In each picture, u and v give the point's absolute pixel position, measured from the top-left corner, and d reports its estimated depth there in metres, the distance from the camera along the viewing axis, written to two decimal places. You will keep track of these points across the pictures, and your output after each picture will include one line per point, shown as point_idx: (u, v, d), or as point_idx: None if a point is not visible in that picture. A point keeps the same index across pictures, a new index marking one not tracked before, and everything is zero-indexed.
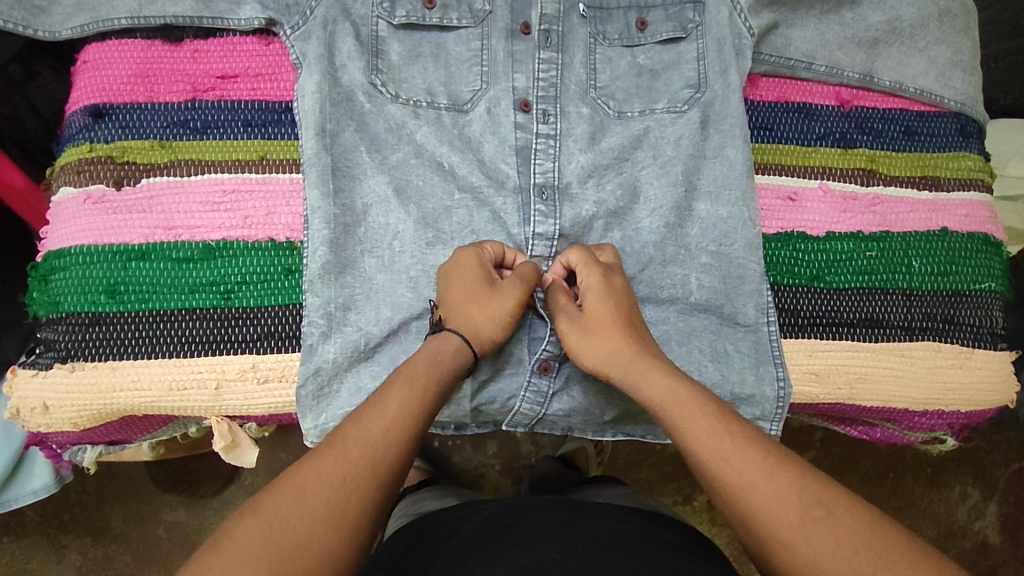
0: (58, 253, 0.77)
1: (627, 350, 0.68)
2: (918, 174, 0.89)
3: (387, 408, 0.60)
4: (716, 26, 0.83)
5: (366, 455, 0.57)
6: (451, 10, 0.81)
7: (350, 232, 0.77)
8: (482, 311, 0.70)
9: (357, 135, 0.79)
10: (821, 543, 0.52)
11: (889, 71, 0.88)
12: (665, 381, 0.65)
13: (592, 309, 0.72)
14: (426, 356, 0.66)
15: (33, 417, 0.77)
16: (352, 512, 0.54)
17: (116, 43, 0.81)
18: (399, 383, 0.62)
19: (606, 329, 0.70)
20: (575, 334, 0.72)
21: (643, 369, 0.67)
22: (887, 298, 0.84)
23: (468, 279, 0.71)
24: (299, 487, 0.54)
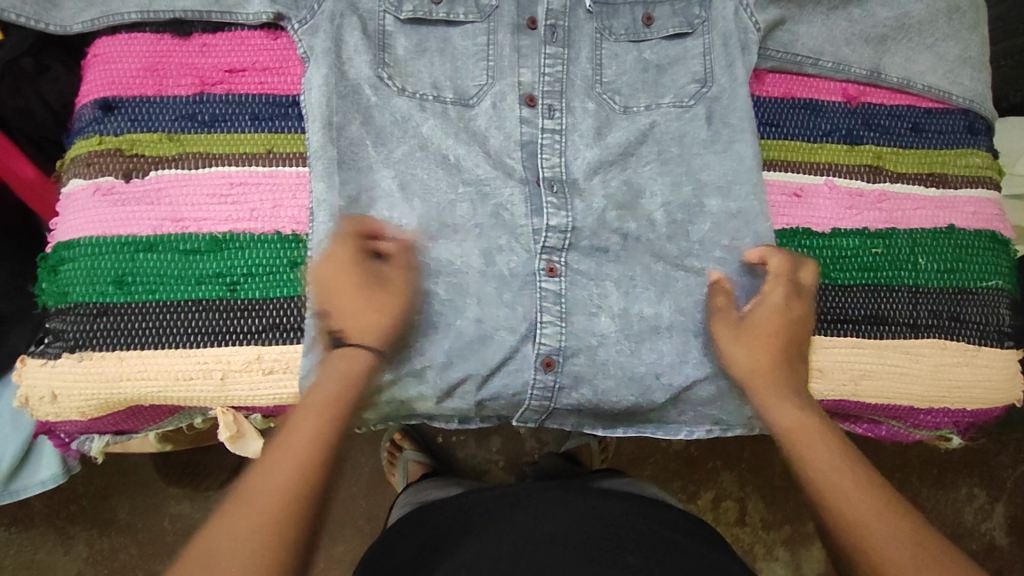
0: (67, 244, 0.78)
1: (772, 379, 0.75)
2: (925, 170, 0.88)
3: (308, 406, 0.68)
4: (722, 21, 0.83)
5: (295, 459, 0.64)
6: (457, 5, 0.82)
7: (354, 224, 0.78)
8: (372, 312, 0.72)
9: (363, 128, 0.79)
10: (891, 531, 0.64)
11: (897, 67, 0.88)
12: (798, 418, 0.72)
13: (750, 327, 0.76)
14: (334, 377, 0.70)
15: (42, 406, 0.78)
16: (292, 506, 0.62)
17: (125, 37, 0.82)
18: (331, 374, 0.70)
19: (766, 342, 0.76)
20: (738, 352, 0.76)
21: (778, 403, 0.73)
22: (893, 294, 0.84)
23: (348, 272, 0.72)
24: (244, 493, 0.63)
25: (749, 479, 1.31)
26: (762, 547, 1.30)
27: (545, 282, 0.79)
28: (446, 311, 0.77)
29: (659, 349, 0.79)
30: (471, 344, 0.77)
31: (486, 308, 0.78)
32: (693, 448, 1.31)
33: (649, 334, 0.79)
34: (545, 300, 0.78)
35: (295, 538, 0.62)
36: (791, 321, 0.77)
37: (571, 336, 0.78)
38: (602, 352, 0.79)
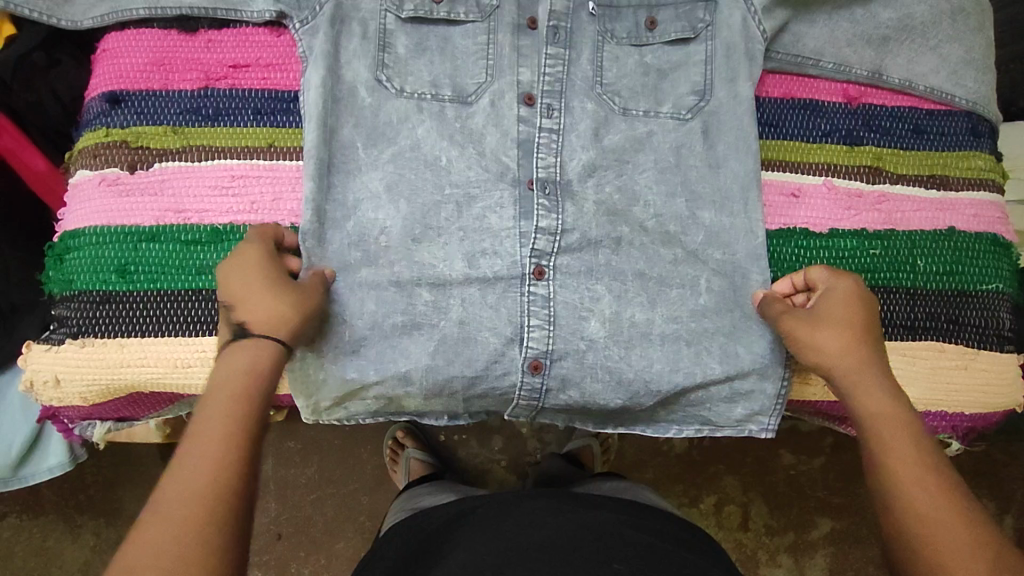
0: (73, 233, 0.80)
1: (862, 363, 0.70)
2: (926, 172, 0.88)
3: (226, 385, 0.64)
4: (726, 28, 0.85)
5: (220, 439, 0.61)
6: (458, 5, 0.83)
7: (338, 226, 0.80)
8: (286, 307, 0.69)
9: (355, 131, 0.81)
10: (943, 517, 0.60)
11: (898, 68, 0.88)
12: (891, 409, 0.67)
13: (828, 316, 0.73)
14: (239, 372, 0.65)
15: (46, 391, 0.80)
16: (221, 485, 0.58)
17: (134, 32, 0.84)
18: (245, 365, 0.65)
19: (843, 327, 0.72)
20: (825, 339, 0.71)
21: (873, 387, 0.69)
22: (891, 297, 0.83)
23: (257, 267, 0.71)
24: (167, 498, 0.57)
25: (752, 484, 1.30)
26: (764, 554, 1.29)
27: (533, 286, 0.80)
28: (431, 312, 0.79)
29: (649, 358, 0.80)
30: (456, 345, 0.79)
31: (471, 309, 0.80)
32: (696, 451, 1.30)
33: (640, 340, 0.81)
34: (531, 303, 0.80)
35: (222, 522, 0.57)
36: (864, 306, 0.74)
37: (559, 339, 0.80)
38: (592, 358, 0.80)
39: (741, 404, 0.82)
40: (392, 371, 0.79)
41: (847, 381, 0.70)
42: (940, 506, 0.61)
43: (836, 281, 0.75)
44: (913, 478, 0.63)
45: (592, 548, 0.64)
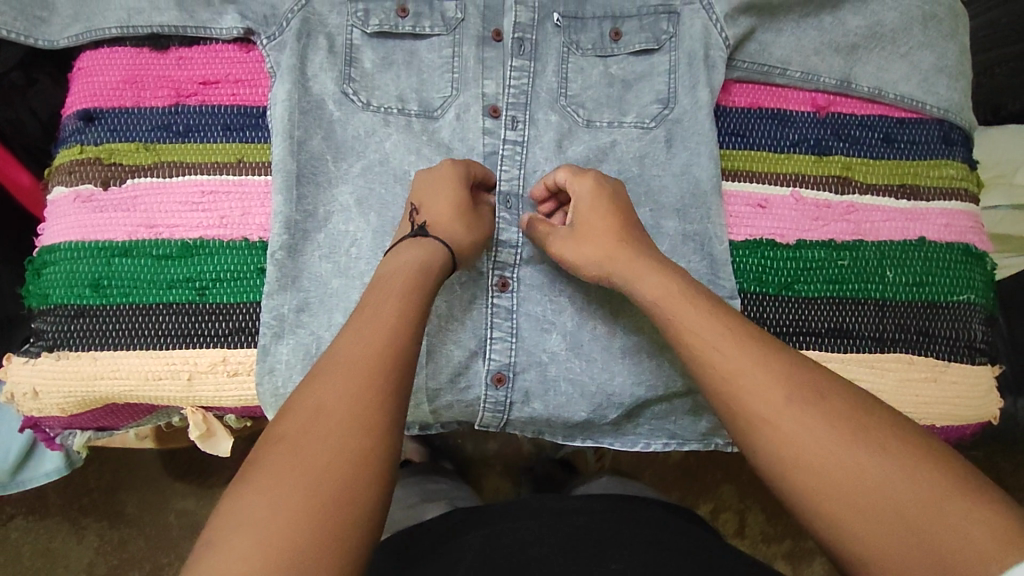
0: (49, 249, 0.82)
1: (627, 255, 0.72)
2: (896, 182, 0.87)
3: (369, 343, 0.61)
4: (689, 39, 0.84)
5: (346, 402, 0.57)
6: (424, 19, 0.84)
7: (310, 237, 0.81)
8: (460, 222, 0.75)
9: (324, 144, 0.82)
10: (881, 476, 0.52)
11: (868, 77, 0.87)
12: (663, 285, 0.68)
13: (586, 224, 0.75)
14: (411, 262, 0.69)
15: (25, 401, 0.82)
16: (358, 450, 0.56)
17: (107, 51, 0.86)
18: (408, 270, 0.68)
19: (599, 235, 0.74)
20: (583, 251, 0.75)
21: (646, 272, 0.70)
22: (858, 308, 0.83)
23: (450, 193, 0.76)
24: (310, 419, 0.57)
25: (750, 491, 1.30)
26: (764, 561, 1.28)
27: (498, 298, 0.81)
28: None
29: (612, 370, 0.81)
30: (419, 358, 0.79)
31: (438, 322, 0.80)
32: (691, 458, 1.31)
33: (603, 352, 0.81)
34: (496, 315, 0.81)
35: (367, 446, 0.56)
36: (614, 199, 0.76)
37: (520, 351, 0.81)
38: (553, 370, 0.81)
39: (708, 416, 0.83)
40: None
41: (713, 364, 0.61)
42: (872, 465, 0.53)
43: (576, 181, 0.77)
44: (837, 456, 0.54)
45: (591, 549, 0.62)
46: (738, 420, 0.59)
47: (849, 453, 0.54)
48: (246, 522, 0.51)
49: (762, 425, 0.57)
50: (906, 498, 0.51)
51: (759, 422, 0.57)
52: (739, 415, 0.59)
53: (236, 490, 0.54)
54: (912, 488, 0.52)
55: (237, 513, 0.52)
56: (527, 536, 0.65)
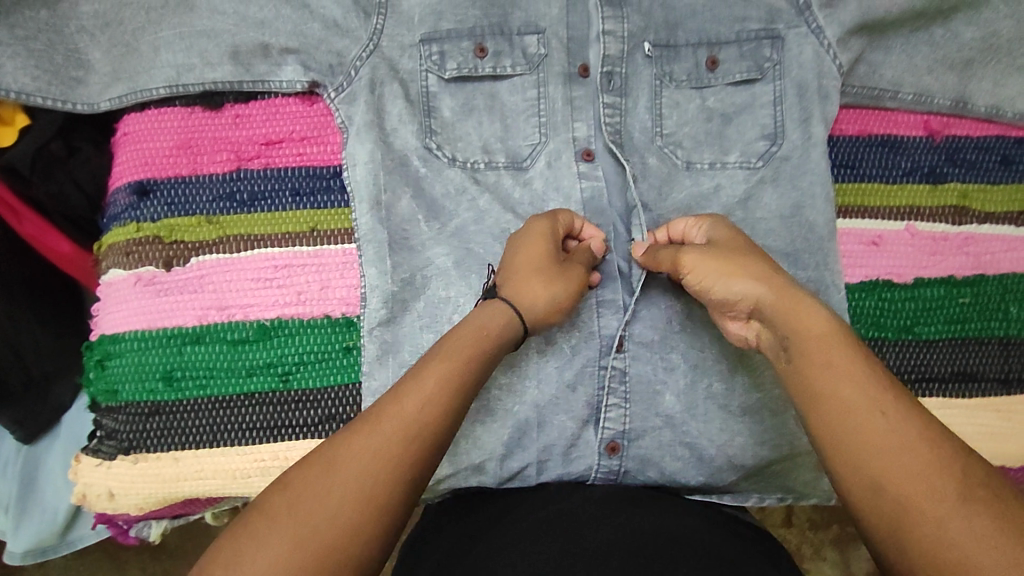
0: (112, 338, 0.76)
1: (778, 281, 0.61)
2: (1015, 209, 0.82)
3: (434, 403, 0.54)
4: (797, 66, 0.76)
5: (401, 453, 0.52)
6: (504, 57, 0.75)
7: (408, 307, 0.74)
8: (539, 280, 0.65)
9: (414, 203, 0.75)
10: (949, 515, 0.47)
11: (984, 94, 0.80)
12: (822, 317, 0.57)
13: (721, 246, 0.66)
14: (475, 327, 0.61)
15: (99, 503, 0.76)
16: (389, 518, 0.50)
17: (154, 113, 0.77)
18: (478, 330, 0.60)
19: (730, 256, 0.64)
20: (707, 270, 0.64)
21: (804, 300, 0.59)
22: (982, 348, 0.78)
23: (536, 248, 0.67)
24: (333, 460, 0.51)
25: None
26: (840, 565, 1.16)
27: (613, 359, 0.75)
28: (504, 396, 0.74)
29: (731, 428, 0.75)
30: (529, 431, 0.74)
31: (546, 390, 0.75)
32: None
33: (721, 412, 0.75)
34: (609, 378, 0.75)
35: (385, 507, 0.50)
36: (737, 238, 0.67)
37: (634, 417, 0.75)
38: (668, 435, 0.75)
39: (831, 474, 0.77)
40: (465, 463, 0.73)
41: (820, 382, 0.55)
42: (939, 501, 0.47)
43: (709, 226, 0.70)
44: (908, 486, 0.49)
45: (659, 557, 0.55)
46: (831, 433, 0.53)
47: (916, 479, 0.49)
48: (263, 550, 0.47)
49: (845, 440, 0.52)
50: (977, 542, 0.45)
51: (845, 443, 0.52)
52: (825, 430, 0.54)
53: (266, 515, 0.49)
54: (985, 533, 0.45)
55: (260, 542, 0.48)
56: (582, 517, 0.63)
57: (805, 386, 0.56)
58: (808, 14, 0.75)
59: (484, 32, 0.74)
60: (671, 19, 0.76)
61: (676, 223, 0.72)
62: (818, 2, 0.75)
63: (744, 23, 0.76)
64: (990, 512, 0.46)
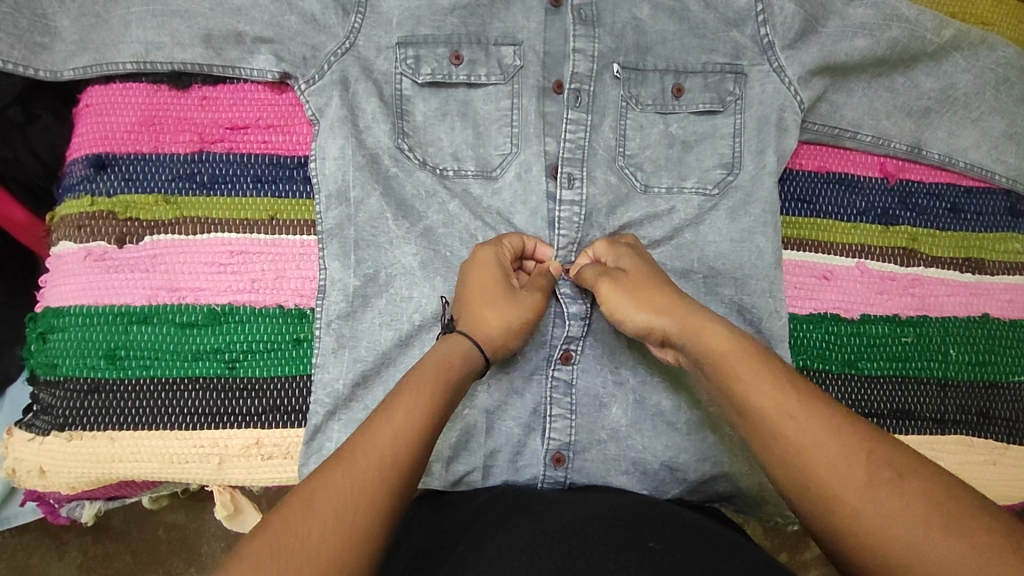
0: (57, 311, 0.74)
1: (675, 310, 0.64)
2: (961, 255, 0.85)
3: (395, 415, 0.55)
4: (759, 101, 0.78)
5: (376, 464, 0.52)
6: (479, 66, 0.75)
7: (369, 303, 0.73)
8: (492, 309, 0.66)
9: (384, 201, 0.74)
10: (890, 506, 0.49)
11: (938, 143, 0.83)
12: (729, 339, 0.60)
13: (633, 279, 0.67)
14: (437, 359, 0.61)
15: (29, 480, 0.74)
16: (358, 533, 0.50)
17: (120, 88, 0.77)
18: (433, 367, 0.60)
19: (641, 287, 0.66)
20: (618, 301, 0.66)
21: (701, 325, 0.62)
22: (920, 387, 0.81)
23: (488, 279, 0.67)
24: (307, 500, 0.50)
25: None
26: None
27: (557, 370, 0.75)
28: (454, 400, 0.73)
29: (675, 445, 0.75)
30: (476, 435, 0.73)
31: (496, 397, 0.74)
32: None
33: (666, 428, 0.75)
34: (555, 390, 0.75)
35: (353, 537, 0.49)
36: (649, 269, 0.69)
37: (580, 430, 0.74)
38: (613, 449, 0.75)
39: (771, 501, 0.77)
40: None
41: (750, 400, 0.56)
42: (881, 492, 0.50)
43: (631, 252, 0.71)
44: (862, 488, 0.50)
45: (612, 542, 0.54)
46: (769, 446, 0.55)
47: (857, 476, 0.51)
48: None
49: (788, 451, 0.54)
50: (926, 529, 0.47)
51: (792, 453, 0.53)
52: (763, 445, 0.55)
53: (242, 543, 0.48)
54: (934, 520, 0.48)
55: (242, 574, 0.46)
56: (538, 507, 0.63)
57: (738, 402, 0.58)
58: (772, 53, 0.78)
59: (461, 40, 0.75)
60: (642, 43, 0.77)
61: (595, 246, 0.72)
62: (782, 43, 0.77)
63: (711, 56, 0.78)
64: (932, 496, 0.49)
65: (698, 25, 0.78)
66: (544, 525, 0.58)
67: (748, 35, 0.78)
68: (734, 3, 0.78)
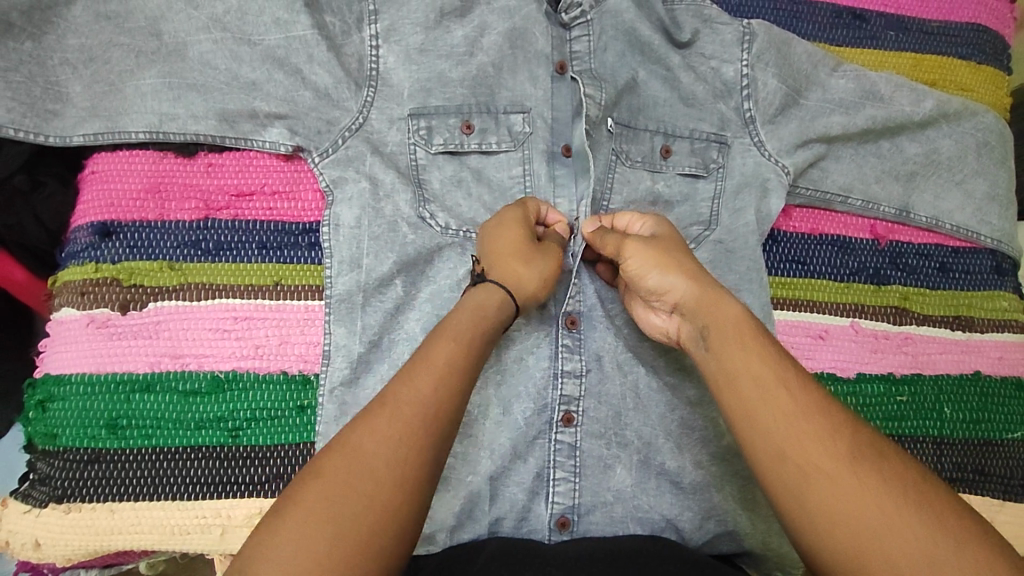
0: (57, 379, 0.74)
1: (702, 280, 0.63)
2: (951, 313, 0.87)
3: (435, 363, 0.55)
4: (739, 173, 0.81)
5: (423, 412, 0.52)
6: (490, 134, 0.77)
7: (373, 368, 0.73)
8: (526, 263, 0.67)
9: (397, 265, 0.74)
10: (857, 487, 0.48)
11: (925, 206, 0.86)
12: (733, 308, 0.60)
13: (663, 242, 0.67)
14: (472, 307, 0.62)
15: (22, 552, 0.72)
16: (389, 523, 0.48)
17: (126, 155, 0.77)
18: (445, 339, 0.57)
19: (674, 253, 0.66)
20: (645, 262, 0.66)
21: (718, 297, 0.62)
22: (917, 445, 0.82)
23: (513, 232, 0.68)
24: (357, 449, 0.50)
25: None
26: None
27: (560, 433, 0.74)
28: (458, 465, 0.73)
29: (679, 504, 0.75)
30: (480, 503, 0.73)
31: (500, 462, 0.73)
32: None
33: (671, 488, 0.75)
34: (559, 453, 0.74)
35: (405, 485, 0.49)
36: (673, 241, 0.69)
37: (584, 492, 0.74)
38: (618, 511, 0.74)
39: (774, 558, 0.77)
40: None
41: (762, 417, 0.53)
42: (904, 511, 0.47)
43: (652, 224, 0.71)
44: (829, 456, 0.50)
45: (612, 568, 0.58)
46: (778, 466, 0.51)
47: (883, 495, 0.48)
48: (272, 567, 0.44)
49: (799, 472, 0.50)
50: (921, 532, 0.46)
51: (806, 472, 0.50)
52: (771, 467, 0.52)
53: (266, 522, 0.47)
54: (964, 545, 0.45)
55: (260, 557, 0.45)
56: (539, 545, 0.67)
57: (722, 377, 0.58)
58: (752, 127, 0.81)
59: (472, 111, 0.77)
60: (638, 110, 0.80)
61: (620, 217, 0.73)
62: (762, 119, 0.81)
63: (698, 124, 0.80)
64: (902, 482, 0.48)
65: (693, 93, 0.81)
66: (549, 559, 0.62)
67: (731, 108, 0.81)
68: (721, 76, 0.81)
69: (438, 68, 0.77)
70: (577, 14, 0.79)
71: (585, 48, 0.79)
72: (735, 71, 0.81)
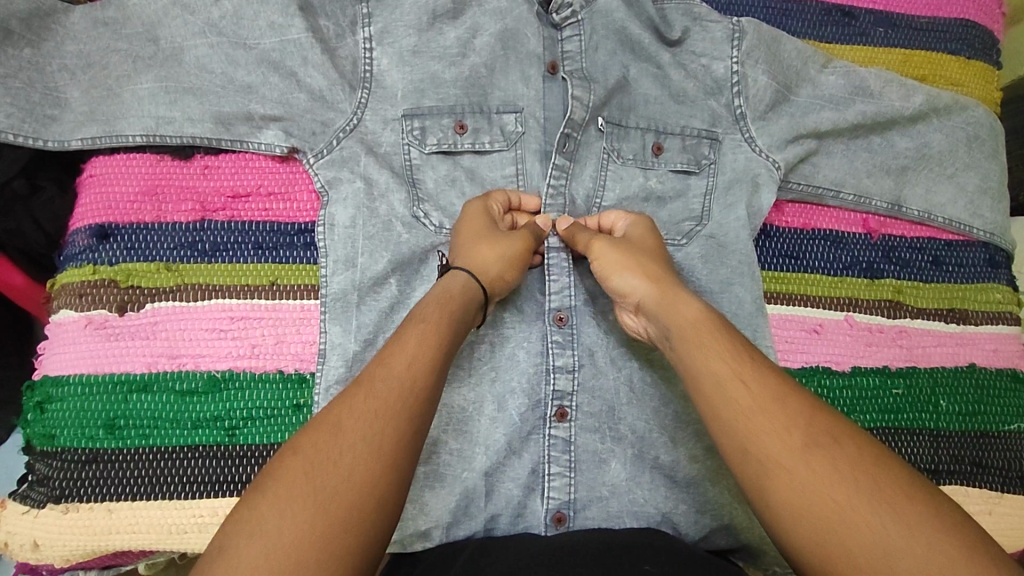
0: (55, 380, 0.74)
1: (662, 278, 0.66)
2: (946, 306, 0.88)
3: (406, 345, 0.56)
4: (731, 169, 0.81)
5: (396, 390, 0.53)
6: (483, 134, 0.78)
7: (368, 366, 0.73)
8: (492, 248, 0.68)
9: (391, 264, 0.75)
10: (819, 478, 0.48)
11: (917, 199, 0.86)
12: (701, 309, 0.61)
13: (634, 242, 0.70)
14: (441, 290, 0.63)
15: (21, 553, 0.72)
16: (369, 495, 0.48)
17: (123, 159, 0.78)
18: (415, 321, 0.58)
19: (640, 253, 0.68)
20: (609, 259, 0.68)
21: (681, 296, 0.63)
22: (914, 437, 0.82)
23: (475, 224, 0.70)
24: (336, 425, 0.50)
25: None
26: None
27: (554, 428, 0.74)
28: (453, 462, 0.73)
29: (674, 498, 0.75)
30: (476, 500, 0.73)
31: (495, 458, 0.74)
32: None
33: (666, 482, 0.75)
34: (553, 448, 0.74)
35: (381, 463, 0.49)
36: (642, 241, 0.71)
37: (579, 487, 0.74)
38: (614, 505, 0.74)
39: (771, 552, 0.76)
40: (410, 528, 0.71)
41: (726, 414, 0.53)
42: (862, 502, 0.46)
43: (633, 222, 0.74)
44: (790, 449, 0.50)
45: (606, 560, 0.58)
46: (744, 466, 0.51)
47: (842, 489, 0.47)
48: (253, 539, 0.44)
49: (761, 469, 0.50)
50: (879, 521, 0.45)
51: (770, 471, 0.49)
52: (739, 463, 0.52)
53: (252, 497, 0.47)
54: (921, 531, 0.45)
55: (248, 531, 0.45)
56: (532, 540, 0.66)
57: (688, 376, 0.58)
58: (743, 124, 0.81)
59: (464, 111, 0.78)
60: (629, 108, 0.81)
61: (608, 214, 0.76)
62: (753, 115, 0.81)
63: (689, 121, 0.81)
64: (861, 471, 0.48)
65: (684, 91, 0.81)
66: (541, 552, 0.62)
67: (722, 105, 0.82)
68: (712, 73, 0.82)
69: (431, 69, 0.78)
70: (568, 14, 0.80)
71: (576, 47, 0.80)
72: (726, 68, 0.82)
